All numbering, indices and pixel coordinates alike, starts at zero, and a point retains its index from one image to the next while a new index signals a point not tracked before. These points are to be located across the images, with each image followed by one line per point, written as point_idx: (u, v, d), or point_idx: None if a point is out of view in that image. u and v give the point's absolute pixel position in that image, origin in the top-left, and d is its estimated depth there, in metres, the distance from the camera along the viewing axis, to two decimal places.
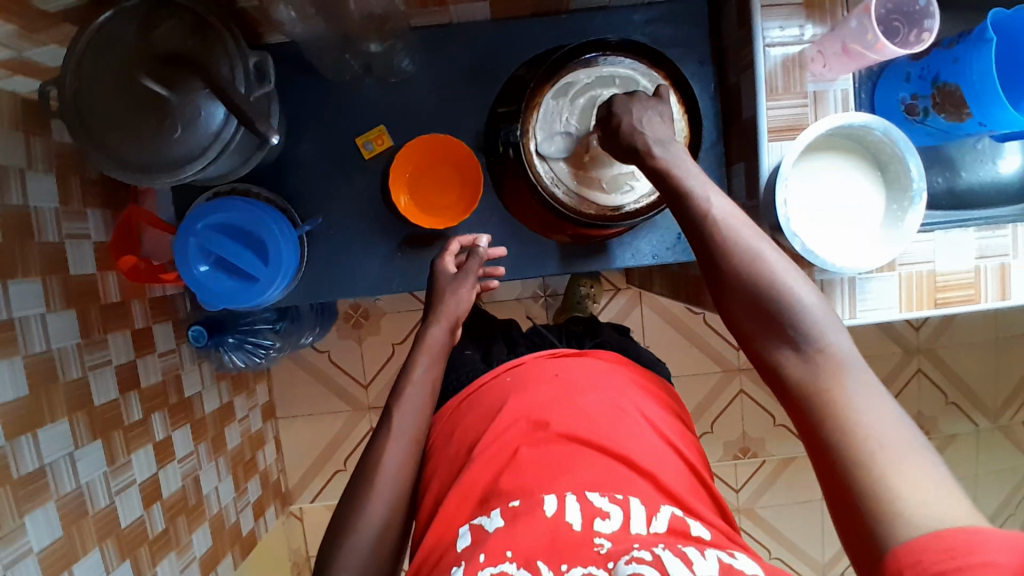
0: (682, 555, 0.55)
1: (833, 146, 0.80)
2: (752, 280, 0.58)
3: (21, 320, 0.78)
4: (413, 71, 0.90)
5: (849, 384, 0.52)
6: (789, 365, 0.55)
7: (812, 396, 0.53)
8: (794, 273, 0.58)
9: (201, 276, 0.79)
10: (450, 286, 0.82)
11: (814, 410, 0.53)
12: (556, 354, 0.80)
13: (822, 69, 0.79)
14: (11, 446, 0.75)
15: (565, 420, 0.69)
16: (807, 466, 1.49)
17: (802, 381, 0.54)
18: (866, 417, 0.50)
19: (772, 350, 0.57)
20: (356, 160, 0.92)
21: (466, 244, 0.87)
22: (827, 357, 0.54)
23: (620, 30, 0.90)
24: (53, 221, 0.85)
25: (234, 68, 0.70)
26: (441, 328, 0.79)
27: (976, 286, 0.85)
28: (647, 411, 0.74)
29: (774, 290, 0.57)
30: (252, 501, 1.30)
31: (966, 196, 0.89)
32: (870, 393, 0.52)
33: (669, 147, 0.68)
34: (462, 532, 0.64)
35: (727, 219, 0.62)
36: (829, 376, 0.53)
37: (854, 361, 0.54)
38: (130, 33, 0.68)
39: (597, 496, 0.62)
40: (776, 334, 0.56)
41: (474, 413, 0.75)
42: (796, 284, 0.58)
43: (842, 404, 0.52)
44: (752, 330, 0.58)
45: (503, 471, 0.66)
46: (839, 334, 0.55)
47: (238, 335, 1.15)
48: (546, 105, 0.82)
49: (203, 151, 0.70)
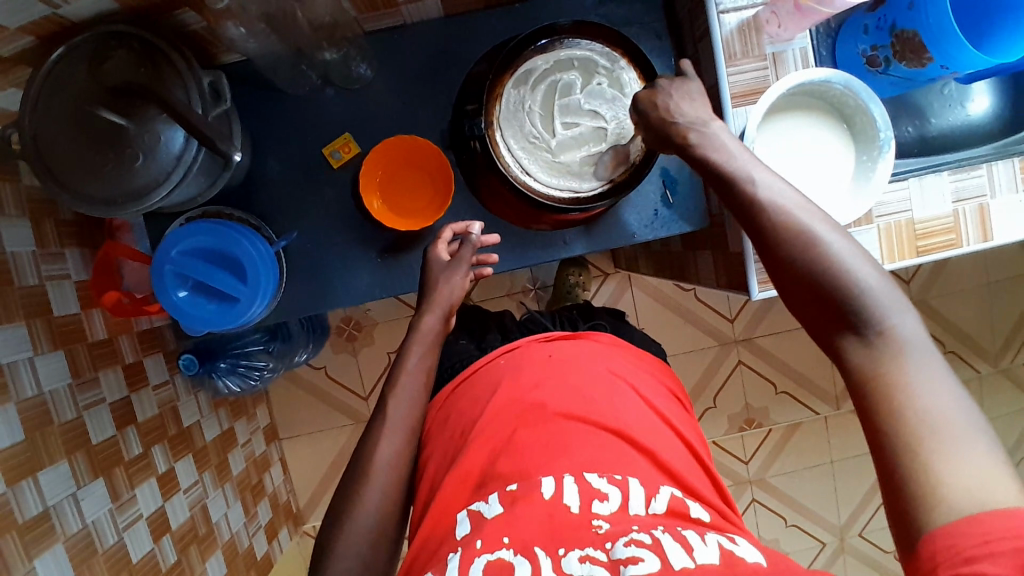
0: (682, 540, 0.55)
1: (798, 105, 0.80)
2: (811, 265, 0.58)
3: (9, 365, 0.78)
4: (372, 76, 0.90)
5: (911, 364, 0.52)
6: (852, 351, 0.55)
7: (867, 379, 0.53)
8: (856, 255, 0.57)
9: (181, 302, 0.79)
10: (443, 274, 0.82)
11: (871, 392, 0.53)
12: (549, 338, 0.80)
13: (777, 30, 0.79)
14: (13, 492, 0.75)
15: (562, 401, 0.69)
16: (813, 430, 1.49)
17: (863, 365, 0.54)
18: (922, 398, 0.50)
19: (835, 336, 0.57)
20: (325, 170, 0.91)
21: (459, 232, 0.86)
22: (889, 340, 0.54)
23: (574, 13, 0.90)
24: (31, 264, 0.84)
25: (188, 90, 0.70)
26: (434, 316, 0.80)
27: (957, 229, 0.85)
28: (642, 387, 0.75)
29: (836, 274, 0.57)
30: (265, 524, 1.30)
31: (937, 142, 0.90)
32: (935, 375, 0.51)
33: (706, 129, 0.68)
34: (460, 518, 0.64)
35: (775, 200, 0.62)
36: (891, 358, 0.53)
37: (917, 343, 0.53)
38: (81, 69, 0.68)
39: (595, 477, 0.62)
40: (838, 319, 0.56)
41: (470, 397, 0.75)
42: (859, 266, 0.57)
43: (900, 382, 0.51)
44: (816, 317, 0.58)
45: (500, 454, 0.66)
46: (905, 316, 0.55)
47: (230, 359, 1.17)
48: (507, 96, 0.82)
49: (167, 176, 0.70)
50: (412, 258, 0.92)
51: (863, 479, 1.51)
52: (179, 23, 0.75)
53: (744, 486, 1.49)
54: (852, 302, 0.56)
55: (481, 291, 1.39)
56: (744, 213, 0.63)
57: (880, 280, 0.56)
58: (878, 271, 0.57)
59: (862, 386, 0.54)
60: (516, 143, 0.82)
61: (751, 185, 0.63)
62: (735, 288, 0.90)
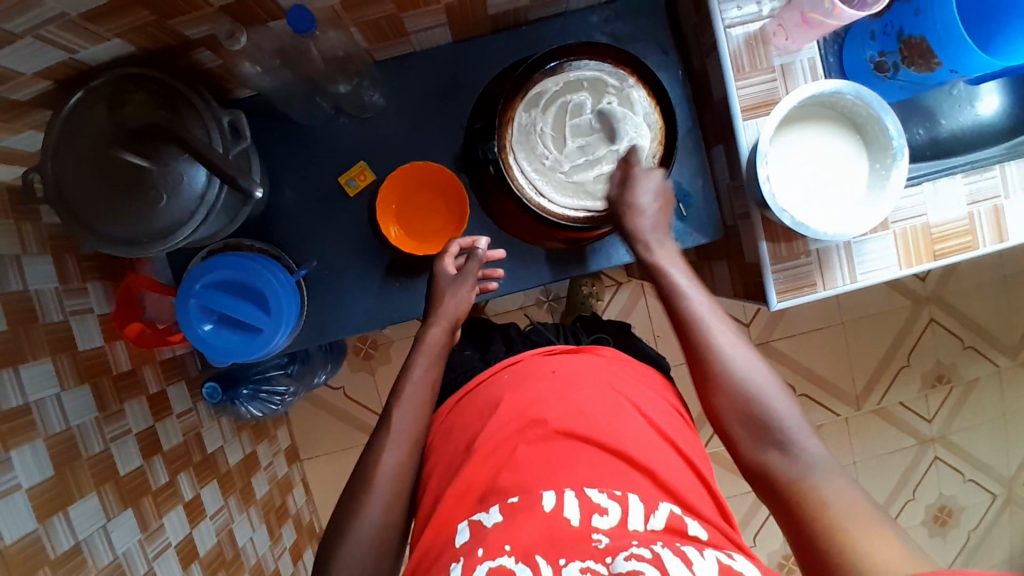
0: (682, 555, 0.55)
1: (808, 116, 0.81)
2: (737, 384, 0.70)
3: (37, 403, 0.79)
4: (383, 104, 0.91)
5: (822, 478, 0.63)
6: (777, 465, 0.66)
7: (790, 487, 0.64)
8: (759, 366, 0.71)
9: (207, 336, 0.80)
10: (450, 287, 0.83)
11: (803, 504, 0.62)
12: (553, 351, 0.80)
13: (785, 42, 0.80)
14: (45, 528, 0.76)
15: (563, 417, 0.70)
16: (835, 431, 1.48)
17: (786, 474, 0.65)
18: (837, 499, 0.60)
19: (761, 455, 0.67)
20: (341, 198, 0.92)
21: (466, 246, 0.86)
22: (804, 461, 0.65)
23: (580, 32, 0.91)
24: (55, 301, 0.86)
25: (209, 130, 0.72)
26: (440, 329, 0.81)
27: (972, 231, 0.85)
28: (644, 404, 0.74)
29: (753, 394, 0.69)
30: (290, 545, 1.31)
31: (949, 143, 0.89)
32: (842, 484, 0.62)
33: (663, 245, 0.80)
34: (460, 527, 0.64)
35: (708, 319, 0.74)
36: (807, 471, 0.64)
37: (821, 460, 0.64)
38: (99, 112, 0.69)
39: (596, 492, 0.62)
40: (759, 435, 0.68)
41: (473, 412, 0.75)
42: (773, 394, 0.69)
43: (820, 492, 0.61)
44: (744, 430, 0.69)
45: (503, 468, 0.66)
46: (814, 442, 0.66)
47: (251, 386, 1.19)
48: (519, 118, 0.83)
49: (191, 215, 0.71)
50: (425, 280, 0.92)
51: (886, 479, 1.50)
52: (195, 62, 0.76)
53: None
54: (777, 431, 0.67)
55: (495, 305, 1.40)
56: (686, 335, 0.75)
57: (789, 405, 0.69)
58: (778, 385, 0.70)
59: (788, 494, 0.64)
60: (529, 164, 0.83)
61: (687, 305, 0.75)
62: (752, 298, 0.90)
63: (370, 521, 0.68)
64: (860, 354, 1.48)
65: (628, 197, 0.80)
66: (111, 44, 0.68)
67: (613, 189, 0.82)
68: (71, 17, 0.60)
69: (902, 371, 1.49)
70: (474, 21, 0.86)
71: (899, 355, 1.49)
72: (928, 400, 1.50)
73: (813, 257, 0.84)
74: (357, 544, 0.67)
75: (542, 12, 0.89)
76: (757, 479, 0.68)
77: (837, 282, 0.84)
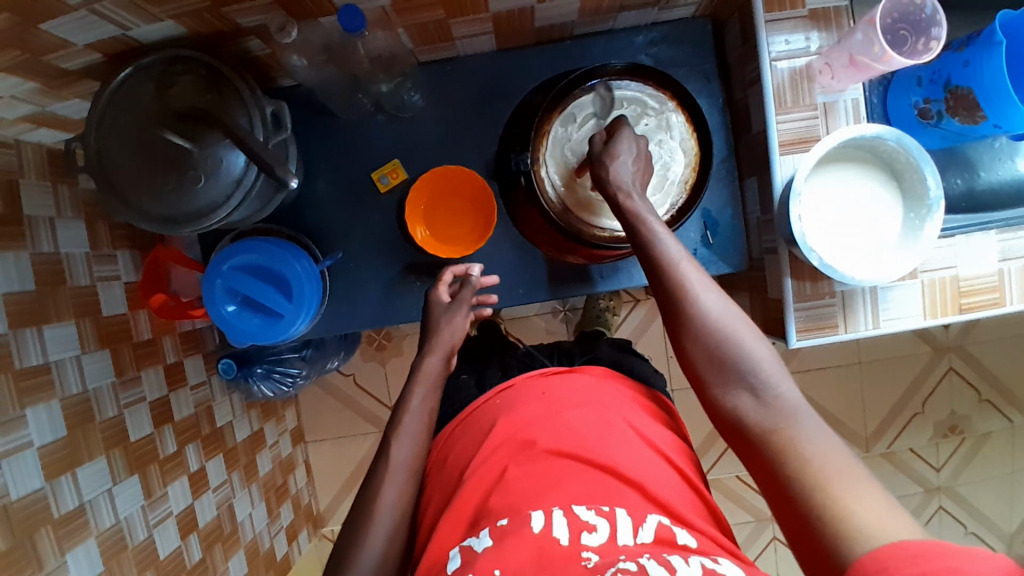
0: (666, 563, 0.56)
1: (845, 158, 0.80)
2: (706, 332, 0.67)
3: (57, 362, 0.81)
4: (423, 105, 0.92)
5: (796, 426, 0.61)
6: (748, 411, 0.64)
7: (763, 441, 0.62)
8: (733, 311, 0.67)
9: (229, 316, 0.82)
10: (444, 316, 0.84)
11: (778, 454, 0.61)
12: (546, 372, 0.81)
13: (830, 81, 0.79)
14: (51, 487, 0.78)
15: (552, 437, 0.70)
16: None
17: (761, 421, 0.63)
18: (816, 455, 0.59)
19: (730, 398, 0.65)
20: (372, 195, 0.93)
21: (460, 274, 0.88)
22: (780, 404, 0.63)
23: (624, 52, 0.91)
24: (84, 265, 0.88)
25: (251, 117, 0.73)
26: (436, 357, 0.80)
27: (1001, 288, 0.84)
28: (635, 420, 0.75)
29: (723, 340, 0.66)
30: (286, 526, 1.32)
31: (986, 197, 0.88)
32: (819, 436, 0.60)
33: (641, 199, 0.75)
34: (451, 554, 0.64)
35: (681, 259, 0.70)
36: (784, 419, 0.62)
37: (796, 405, 0.63)
38: (147, 90, 0.70)
39: (584, 510, 0.62)
40: (729, 377, 0.66)
41: (467, 438, 0.76)
42: (747, 338, 0.66)
43: (797, 445, 0.60)
44: (713, 372, 0.66)
45: (493, 491, 0.67)
46: (789, 385, 0.64)
47: (265, 365, 1.20)
48: (555, 132, 0.83)
49: (226, 199, 0.72)
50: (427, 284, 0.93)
51: None
52: (244, 49, 0.78)
53: (764, 524, 1.47)
54: (749, 373, 0.65)
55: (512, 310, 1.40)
56: (657, 278, 0.71)
57: (761, 347, 0.66)
58: (751, 327, 0.68)
59: (761, 447, 0.62)
60: (560, 180, 0.84)
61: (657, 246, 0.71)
62: (772, 334, 0.89)
63: (364, 519, 0.69)
64: (873, 396, 1.47)
65: (609, 151, 0.77)
66: (164, 25, 0.69)
67: (596, 146, 0.79)
68: None
69: (915, 418, 1.47)
70: (520, 32, 0.86)
71: (912, 402, 1.47)
72: (938, 450, 1.48)
73: (837, 298, 0.83)
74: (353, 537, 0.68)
75: (589, 30, 0.90)
76: (728, 426, 0.66)
77: (859, 326, 0.83)
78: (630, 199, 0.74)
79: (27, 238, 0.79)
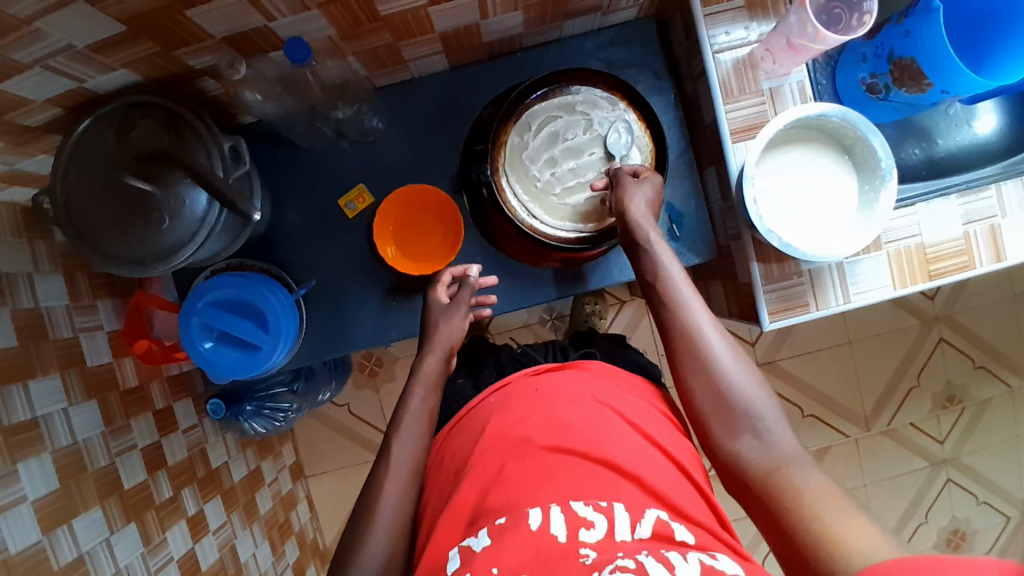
0: (664, 561, 0.57)
1: (796, 139, 0.82)
2: (714, 373, 0.70)
3: (44, 416, 0.81)
4: (383, 128, 0.94)
5: (792, 468, 0.64)
6: (749, 452, 0.67)
7: (761, 477, 0.65)
8: (737, 355, 0.71)
9: (207, 353, 0.82)
10: (443, 316, 0.85)
11: (774, 492, 0.63)
12: (539, 370, 0.82)
13: (773, 66, 0.81)
14: (49, 540, 0.77)
15: (548, 433, 0.70)
16: (845, 451, 1.46)
17: (760, 461, 0.66)
18: (810, 491, 0.61)
19: (732, 441, 0.68)
20: (341, 221, 0.95)
21: (458, 275, 0.89)
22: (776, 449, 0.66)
23: (575, 59, 0.93)
24: (65, 317, 0.89)
25: (210, 154, 0.74)
26: (436, 357, 0.82)
27: (969, 251, 0.84)
28: (629, 412, 0.75)
29: (729, 384, 0.69)
30: (293, 562, 1.31)
31: (947, 163, 0.89)
32: (813, 476, 0.63)
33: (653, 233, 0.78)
34: (451, 554, 0.63)
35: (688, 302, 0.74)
36: (782, 460, 0.65)
37: (793, 452, 0.66)
38: (108, 138, 0.72)
39: (581, 505, 0.62)
40: (733, 421, 0.68)
41: (463, 437, 0.77)
42: (749, 384, 0.70)
43: (791, 482, 0.63)
44: (716, 414, 0.69)
45: (490, 488, 0.67)
46: (786, 433, 0.67)
47: (255, 402, 1.21)
48: (511, 142, 0.85)
49: (192, 237, 0.73)
50: (408, 301, 0.94)
51: (897, 500, 1.47)
52: (200, 89, 0.80)
53: None
54: (751, 417, 0.68)
55: (499, 322, 1.41)
56: (664, 318, 0.75)
57: (763, 395, 0.69)
58: (755, 375, 0.71)
59: (758, 483, 0.65)
60: (521, 188, 0.85)
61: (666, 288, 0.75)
62: (748, 318, 0.90)
63: (361, 542, 0.68)
64: (867, 375, 1.47)
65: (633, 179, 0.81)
66: (118, 73, 0.71)
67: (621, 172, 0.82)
68: (79, 48, 0.63)
69: (912, 391, 1.47)
70: (470, 48, 0.88)
71: (907, 376, 1.47)
72: (939, 421, 1.47)
73: (805, 277, 0.84)
74: (351, 559, 0.68)
75: (537, 40, 0.92)
76: (725, 470, 0.68)
77: (830, 302, 0.84)
78: (643, 228, 0.77)
79: (7, 295, 0.79)
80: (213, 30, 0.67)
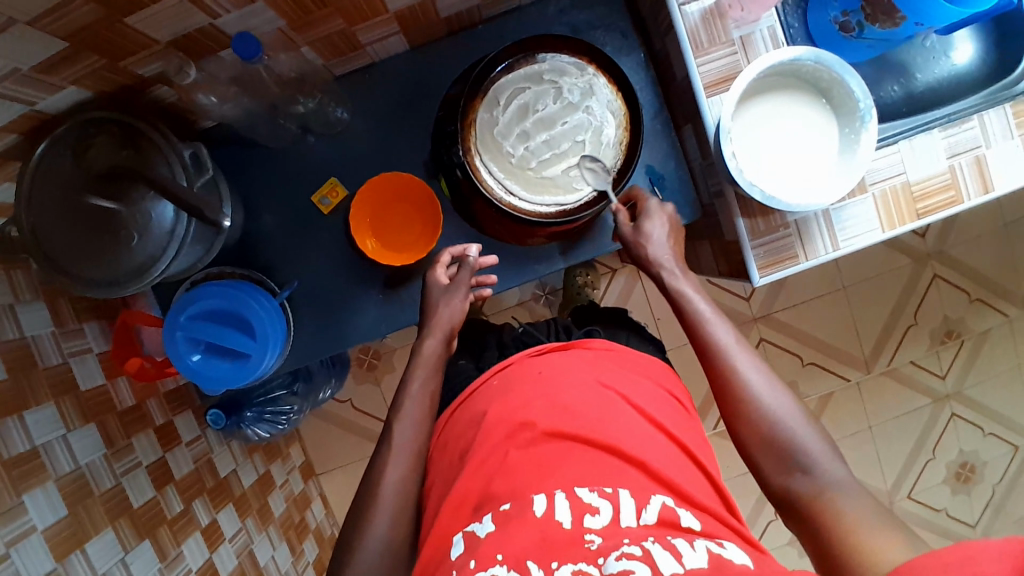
0: (671, 549, 0.55)
1: (773, 88, 0.80)
2: (760, 414, 0.69)
3: (44, 445, 0.80)
4: (349, 118, 0.92)
5: (842, 495, 0.63)
6: (800, 486, 0.65)
7: (812, 511, 0.63)
8: (780, 392, 0.70)
9: (196, 365, 0.81)
10: (442, 298, 0.84)
11: (825, 528, 0.62)
12: (542, 351, 0.80)
13: (742, 13, 0.79)
14: (64, 566, 0.77)
15: (551, 419, 0.70)
16: (849, 394, 1.47)
17: (811, 497, 0.64)
18: (858, 521, 0.60)
19: (785, 479, 0.67)
20: (318, 217, 0.93)
21: (457, 254, 0.87)
22: (827, 481, 0.64)
23: (538, 26, 0.90)
24: (52, 344, 0.87)
25: (172, 167, 0.72)
26: (435, 340, 0.81)
27: (955, 185, 0.83)
28: (632, 393, 0.74)
29: (775, 423, 0.68)
30: (313, 560, 1.31)
31: (926, 97, 0.87)
32: (862, 506, 0.61)
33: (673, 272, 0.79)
34: (455, 540, 0.63)
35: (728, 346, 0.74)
36: (831, 491, 0.64)
37: (845, 480, 0.64)
38: (66, 160, 0.69)
39: (586, 492, 0.62)
40: (782, 460, 0.67)
41: (465, 422, 0.76)
42: (795, 422, 0.68)
43: (839, 512, 0.61)
44: (766, 453, 0.68)
45: (494, 476, 0.66)
46: (836, 464, 0.66)
47: (255, 408, 1.22)
48: (480, 119, 0.83)
49: (163, 251, 0.72)
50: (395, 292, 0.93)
51: (904, 438, 1.48)
52: (156, 98, 0.78)
53: None
54: (798, 453, 0.67)
55: (492, 304, 1.40)
56: (706, 360, 0.75)
57: (813, 433, 0.68)
58: (802, 412, 0.69)
59: (811, 518, 0.64)
60: (496, 165, 0.83)
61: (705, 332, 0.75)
62: (738, 276, 0.89)
63: (374, 538, 0.68)
64: (865, 318, 1.46)
65: (641, 230, 0.80)
66: (68, 92, 0.68)
67: (625, 226, 0.82)
68: (24, 71, 0.60)
69: (910, 330, 1.47)
70: (428, 26, 0.86)
71: (905, 315, 1.46)
72: (939, 357, 1.48)
73: (792, 228, 0.83)
74: (366, 556, 0.67)
75: (497, 11, 0.89)
76: (782, 505, 0.68)
77: (820, 252, 0.83)
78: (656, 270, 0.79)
79: None
80: (158, 34, 0.65)
